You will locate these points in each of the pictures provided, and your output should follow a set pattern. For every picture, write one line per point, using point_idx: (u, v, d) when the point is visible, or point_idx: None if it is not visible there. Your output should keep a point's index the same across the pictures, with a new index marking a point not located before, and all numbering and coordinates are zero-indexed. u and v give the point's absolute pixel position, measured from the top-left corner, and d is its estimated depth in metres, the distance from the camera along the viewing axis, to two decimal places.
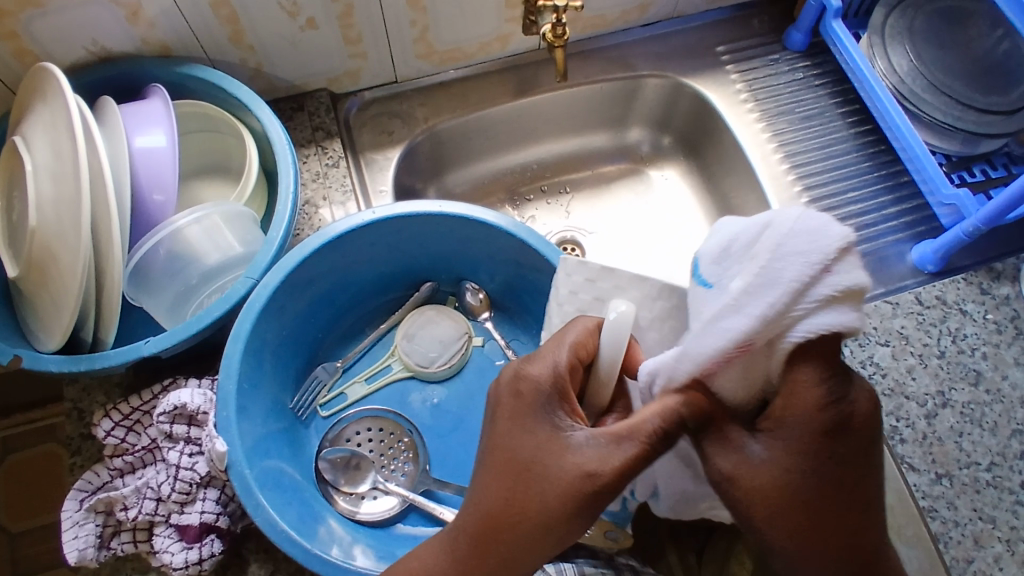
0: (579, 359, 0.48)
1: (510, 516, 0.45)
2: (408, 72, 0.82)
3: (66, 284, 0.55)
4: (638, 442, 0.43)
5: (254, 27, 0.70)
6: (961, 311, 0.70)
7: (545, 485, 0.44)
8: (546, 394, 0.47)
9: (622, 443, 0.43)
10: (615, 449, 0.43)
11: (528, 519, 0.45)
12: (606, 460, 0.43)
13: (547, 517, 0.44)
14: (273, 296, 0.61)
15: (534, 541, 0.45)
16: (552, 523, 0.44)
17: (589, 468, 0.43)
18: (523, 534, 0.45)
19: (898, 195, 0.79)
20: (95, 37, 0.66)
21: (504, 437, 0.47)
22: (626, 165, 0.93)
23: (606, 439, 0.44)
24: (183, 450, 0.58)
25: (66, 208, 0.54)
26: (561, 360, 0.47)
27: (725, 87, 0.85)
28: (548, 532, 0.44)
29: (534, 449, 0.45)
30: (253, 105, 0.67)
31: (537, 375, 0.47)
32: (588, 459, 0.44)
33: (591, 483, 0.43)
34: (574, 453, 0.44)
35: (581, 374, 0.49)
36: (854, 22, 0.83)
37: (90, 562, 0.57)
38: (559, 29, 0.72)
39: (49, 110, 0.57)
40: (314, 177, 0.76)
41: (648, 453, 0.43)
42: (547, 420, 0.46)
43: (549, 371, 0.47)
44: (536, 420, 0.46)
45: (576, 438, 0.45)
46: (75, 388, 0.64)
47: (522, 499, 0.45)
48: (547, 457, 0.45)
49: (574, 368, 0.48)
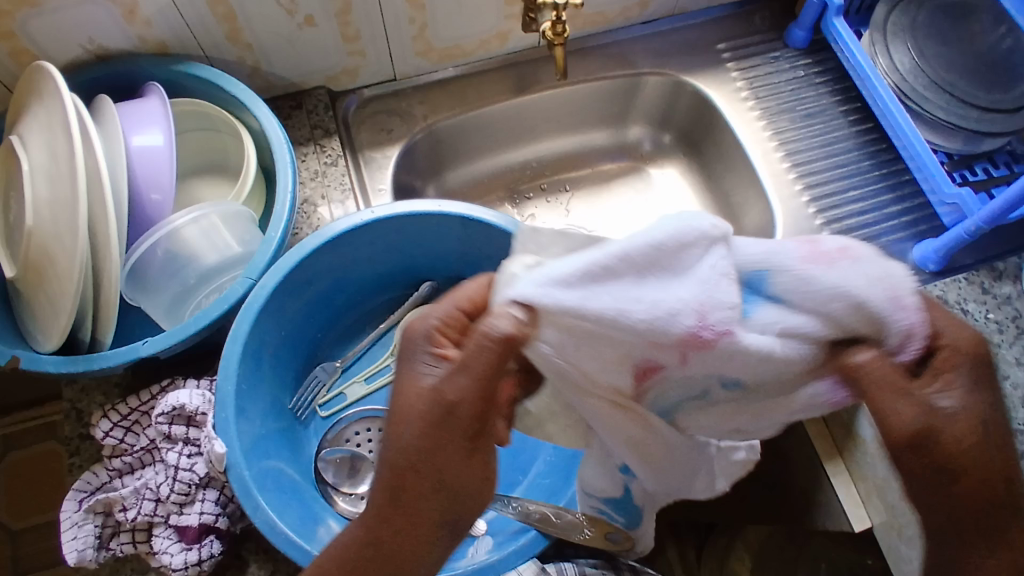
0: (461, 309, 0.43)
1: (404, 479, 0.42)
2: (407, 70, 0.81)
3: (64, 285, 0.54)
4: (491, 356, 0.39)
5: (252, 25, 0.69)
6: (962, 310, 0.69)
7: (412, 428, 0.41)
8: (416, 343, 0.43)
9: (480, 362, 0.39)
10: (470, 372, 0.40)
11: (421, 476, 0.41)
12: (460, 380, 0.40)
13: (436, 462, 0.41)
14: (272, 296, 0.61)
15: (431, 496, 0.42)
16: (441, 464, 0.41)
17: (443, 393, 0.40)
18: (416, 489, 0.42)
19: (899, 193, 0.78)
20: (92, 35, 0.65)
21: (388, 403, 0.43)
22: (627, 163, 0.93)
23: (462, 367, 0.40)
24: (182, 451, 0.58)
25: (63, 209, 0.54)
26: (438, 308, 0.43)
27: (726, 84, 0.84)
28: (440, 478, 0.41)
29: (395, 392, 0.43)
30: (251, 103, 0.66)
31: (415, 325, 0.43)
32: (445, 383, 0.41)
33: (448, 407, 0.40)
34: (427, 387, 0.41)
35: (465, 330, 0.44)
36: (855, 20, 0.83)
37: (89, 563, 0.57)
38: (559, 26, 0.71)
39: (46, 109, 0.57)
40: (312, 176, 0.75)
41: (499, 357, 0.39)
42: (411, 367, 0.42)
43: (421, 321, 0.43)
44: (405, 372, 0.43)
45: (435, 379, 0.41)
46: (74, 388, 0.64)
47: (403, 465, 0.41)
48: (410, 398, 0.41)
49: (455, 319, 0.43)
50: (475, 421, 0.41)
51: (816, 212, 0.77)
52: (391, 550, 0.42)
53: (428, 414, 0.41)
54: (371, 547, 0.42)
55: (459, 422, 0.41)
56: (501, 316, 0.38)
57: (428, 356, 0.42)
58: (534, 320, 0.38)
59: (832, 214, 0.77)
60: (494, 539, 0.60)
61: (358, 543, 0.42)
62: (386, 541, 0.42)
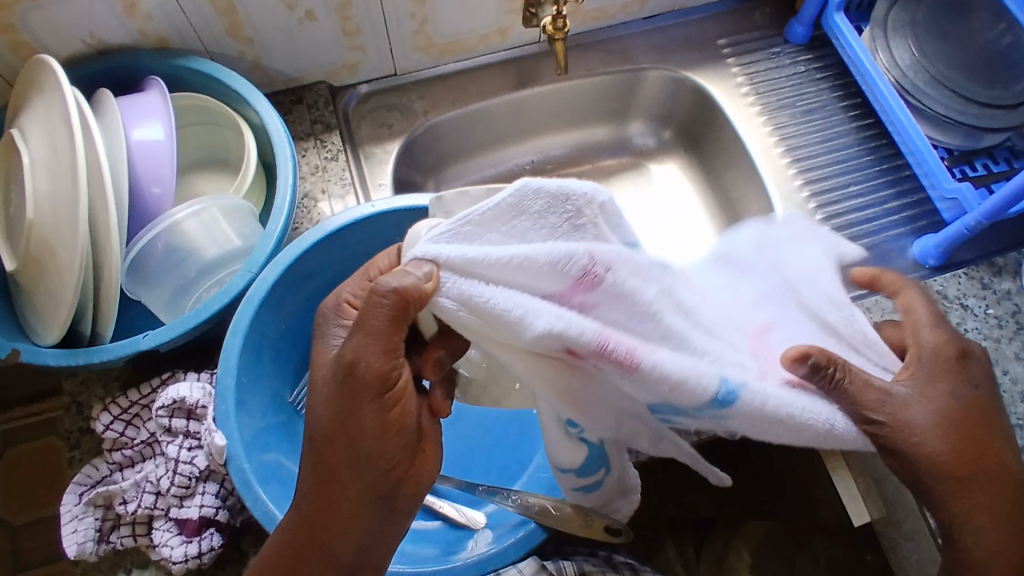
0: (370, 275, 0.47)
1: (323, 450, 0.45)
2: (407, 65, 0.81)
3: (64, 278, 0.55)
4: (375, 306, 0.41)
5: (252, 20, 0.69)
6: (962, 306, 0.70)
7: (324, 401, 0.44)
8: (328, 316, 0.47)
9: (370, 321, 0.41)
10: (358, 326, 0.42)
11: (337, 446, 0.44)
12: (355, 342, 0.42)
13: (347, 435, 0.44)
14: (272, 290, 0.61)
15: (350, 464, 0.44)
16: (353, 437, 0.43)
17: (340, 357, 0.43)
18: (335, 459, 0.45)
19: (899, 189, 0.78)
20: (92, 29, 0.65)
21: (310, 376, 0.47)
22: (627, 159, 0.93)
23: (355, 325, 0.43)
24: (182, 444, 0.58)
25: (63, 202, 0.54)
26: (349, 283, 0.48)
27: (726, 80, 0.84)
28: (353, 449, 0.44)
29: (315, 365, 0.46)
30: (251, 98, 0.66)
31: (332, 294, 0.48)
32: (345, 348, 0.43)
33: (349, 373, 0.42)
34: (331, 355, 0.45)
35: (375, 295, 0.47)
36: (856, 16, 0.83)
37: (89, 556, 0.57)
38: (559, 21, 0.71)
39: (46, 102, 0.57)
40: (313, 171, 0.75)
41: (392, 316, 0.41)
42: (324, 340, 0.46)
43: (335, 295, 0.48)
44: (324, 340, 0.46)
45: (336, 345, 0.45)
46: (74, 381, 0.64)
47: (324, 440, 0.45)
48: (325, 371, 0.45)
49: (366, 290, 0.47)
50: (375, 391, 0.43)
51: (815, 207, 0.77)
52: (323, 514, 0.46)
53: (335, 390, 0.43)
54: (309, 509, 0.46)
55: (364, 394, 0.43)
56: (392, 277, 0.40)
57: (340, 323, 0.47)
58: (434, 275, 0.40)
59: (831, 210, 0.77)
60: (493, 532, 0.60)
61: (299, 510, 0.47)
62: (320, 508, 0.46)
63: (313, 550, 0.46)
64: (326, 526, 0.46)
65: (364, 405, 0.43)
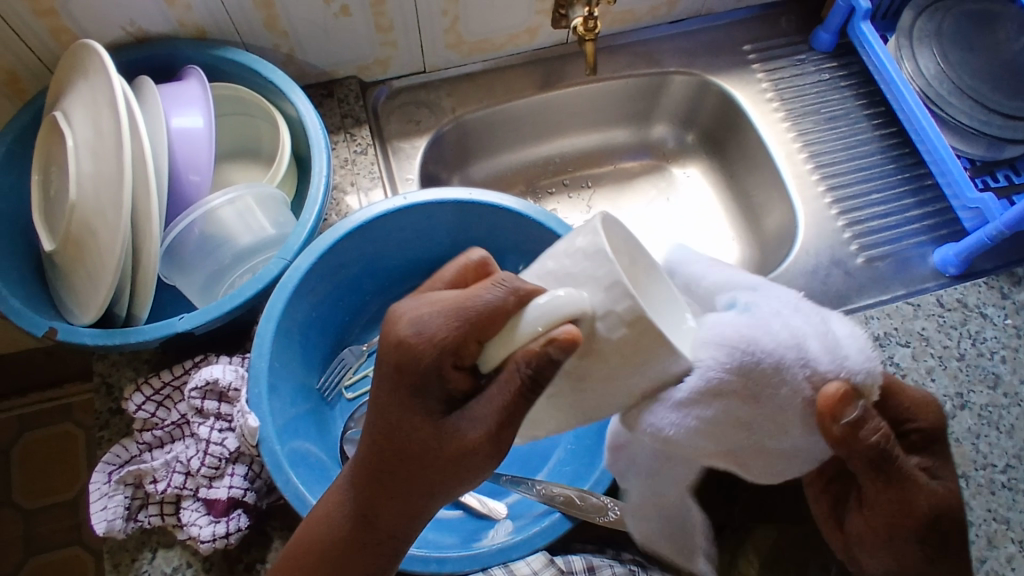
0: (476, 337, 0.39)
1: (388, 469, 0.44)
2: (436, 62, 0.82)
3: (105, 259, 0.56)
4: (512, 395, 0.39)
5: (289, 13, 0.70)
6: (982, 314, 0.70)
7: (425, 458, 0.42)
8: (426, 374, 0.40)
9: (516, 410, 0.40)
10: (494, 416, 0.40)
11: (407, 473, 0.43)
12: (487, 424, 0.40)
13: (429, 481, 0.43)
14: (305, 278, 0.62)
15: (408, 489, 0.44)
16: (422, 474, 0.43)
17: (466, 438, 0.41)
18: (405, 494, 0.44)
19: (922, 198, 0.79)
20: (133, 17, 0.67)
21: (384, 415, 0.42)
22: (649, 161, 0.93)
23: (486, 408, 0.40)
24: (213, 425, 0.60)
25: (107, 185, 0.55)
26: (449, 337, 0.39)
27: (751, 85, 0.85)
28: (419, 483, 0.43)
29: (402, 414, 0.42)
30: (289, 90, 0.68)
31: (416, 352, 0.40)
32: (469, 425, 0.41)
33: (465, 450, 0.41)
34: (452, 426, 0.41)
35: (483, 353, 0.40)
36: (882, 24, 0.84)
37: (118, 533, 0.58)
38: (590, 22, 0.72)
39: (91, 87, 0.58)
40: (342, 164, 0.77)
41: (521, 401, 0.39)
42: (426, 402, 0.41)
43: (432, 349, 0.39)
44: (420, 396, 0.41)
45: (455, 417, 0.41)
46: (105, 362, 0.66)
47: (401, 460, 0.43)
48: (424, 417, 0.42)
49: (466, 346, 0.40)
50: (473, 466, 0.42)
51: (838, 214, 0.78)
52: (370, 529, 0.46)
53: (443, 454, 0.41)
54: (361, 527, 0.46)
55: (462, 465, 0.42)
56: (548, 364, 0.38)
57: (428, 385, 0.41)
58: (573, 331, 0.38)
59: (853, 216, 0.78)
60: (514, 522, 0.61)
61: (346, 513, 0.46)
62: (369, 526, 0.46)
63: (355, 563, 0.46)
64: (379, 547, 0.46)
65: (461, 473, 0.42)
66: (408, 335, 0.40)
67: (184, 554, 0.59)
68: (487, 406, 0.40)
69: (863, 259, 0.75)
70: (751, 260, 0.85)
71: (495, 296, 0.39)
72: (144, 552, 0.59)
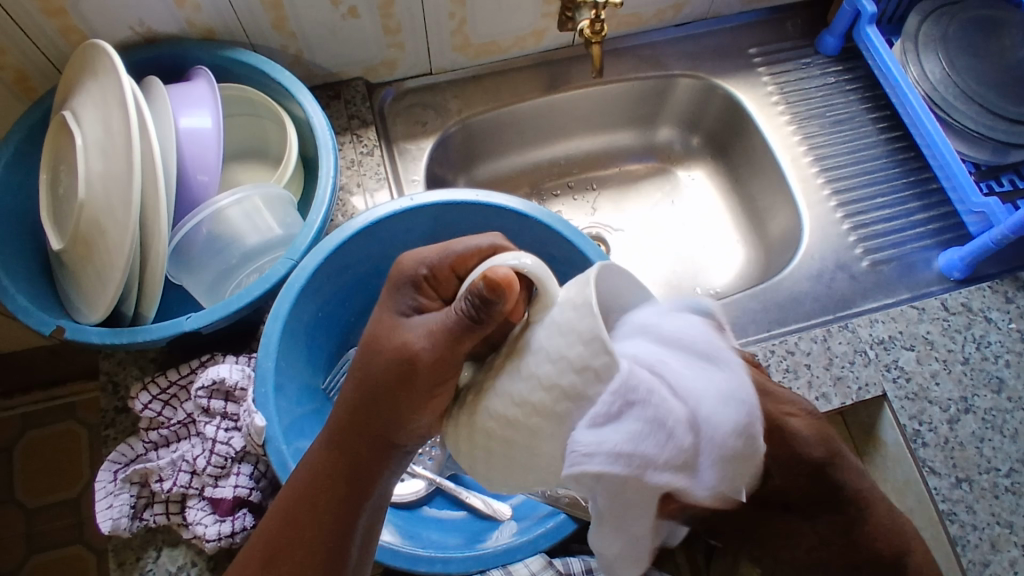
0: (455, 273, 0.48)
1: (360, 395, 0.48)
2: (443, 64, 0.82)
3: (114, 258, 0.56)
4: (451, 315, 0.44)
5: (297, 14, 0.71)
6: (986, 318, 0.70)
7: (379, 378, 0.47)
8: (406, 287, 0.49)
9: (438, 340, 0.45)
10: (435, 329, 0.45)
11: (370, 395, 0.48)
12: (427, 336, 0.45)
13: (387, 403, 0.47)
14: (311, 278, 0.62)
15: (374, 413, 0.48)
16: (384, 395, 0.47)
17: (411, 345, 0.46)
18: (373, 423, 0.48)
19: (927, 202, 0.79)
20: (142, 18, 0.67)
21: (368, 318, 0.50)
22: (654, 164, 0.94)
23: (433, 320, 0.46)
24: (219, 424, 0.60)
25: (116, 184, 0.56)
26: (433, 258, 0.48)
27: (757, 89, 0.85)
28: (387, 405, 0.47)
29: (373, 326, 0.49)
30: (297, 92, 0.68)
31: (404, 267, 0.49)
32: (414, 336, 0.46)
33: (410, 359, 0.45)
34: (406, 330, 0.47)
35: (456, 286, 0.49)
36: (888, 29, 0.84)
37: (123, 532, 0.58)
38: (597, 25, 0.73)
39: (100, 86, 0.58)
40: (349, 165, 0.77)
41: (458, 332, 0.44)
42: (398, 308, 0.49)
43: (416, 264, 0.49)
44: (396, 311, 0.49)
45: (411, 322, 0.48)
46: (111, 361, 0.66)
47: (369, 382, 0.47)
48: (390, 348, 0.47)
49: (442, 275, 0.48)
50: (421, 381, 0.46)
51: (843, 217, 0.78)
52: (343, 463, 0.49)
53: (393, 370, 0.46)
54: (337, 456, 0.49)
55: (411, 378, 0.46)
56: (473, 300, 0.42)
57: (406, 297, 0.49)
58: (512, 279, 0.40)
59: (858, 220, 0.78)
60: (517, 524, 0.61)
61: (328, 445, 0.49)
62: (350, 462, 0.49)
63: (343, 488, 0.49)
64: (348, 478, 0.49)
65: (405, 391, 0.46)
66: (405, 259, 0.50)
67: (188, 553, 0.59)
68: (427, 323, 0.46)
69: (868, 263, 0.75)
70: (755, 264, 0.85)
71: (477, 244, 0.49)
72: (149, 551, 0.59)
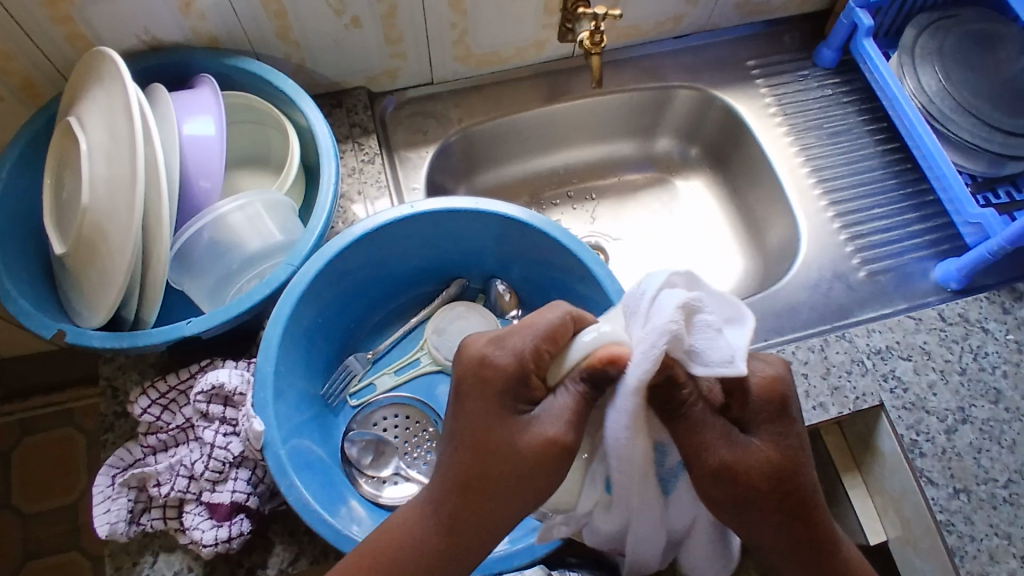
0: (551, 353, 0.46)
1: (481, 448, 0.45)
2: (444, 74, 0.83)
3: (116, 261, 0.56)
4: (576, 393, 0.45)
5: (301, 23, 0.71)
6: (983, 328, 0.71)
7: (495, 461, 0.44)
8: (509, 384, 0.45)
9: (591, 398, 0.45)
10: (570, 412, 0.45)
11: (488, 452, 0.45)
12: (566, 425, 0.44)
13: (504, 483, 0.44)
14: (312, 284, 0.62)
15: (501, 471, 0.44)
16: (504, 456, 0.44)
17: (552, 433, 0.44)
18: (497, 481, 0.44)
19: (923, 213, 0.80)
20: (147, 26, 0.68)
21: (472, 420, 0.45)
22: (653, 174, 0.94)
23: (559, 405, 0.45)
24: (218, 429, 0.60)
25: (120, 188, 0.56)
26: (526, 343, 0.46)
27: (755, 100, 0.86)
28: (507, 464, 0.44)
29: (472, 388, 0.46)
30: (298, 100, 0.69)
31: (497, 364, 0.46)
32: (550, 426, 0.44)
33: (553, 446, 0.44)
34: (535, 421, 0.45)
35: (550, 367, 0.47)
36: (885, 41, 0.85)
37: (121, 536, 0.58)
38: (597, 36, 0.73)
39: (106, 92, 0.59)
40: (350, 172, 0.78)
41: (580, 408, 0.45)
42: (509, 409, 0.45)
43: (509, 357, 0.46)
44: (502, 406, 0.45)
45: (537, 413, 0.45)
46: (110, 366, 0.66)
47: (487, 447, 0.45)
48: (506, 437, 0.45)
49: (540, 356, 0.46)
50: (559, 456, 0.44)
51: (840, 227, 0.79)
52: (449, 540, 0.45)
53: (519, 456, 0.44)
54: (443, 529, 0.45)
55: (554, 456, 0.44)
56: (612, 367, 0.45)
57: (513, 388, 0.46)
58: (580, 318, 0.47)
59: (855, 230, 0.78)
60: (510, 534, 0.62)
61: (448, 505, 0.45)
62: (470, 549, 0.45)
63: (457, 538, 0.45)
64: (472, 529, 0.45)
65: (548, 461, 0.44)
66: (495, 357, 0.46)
67: (185, 559, 0.59)
68: (557, 408, 0.45)
69: (865, 273, 0.76)
70: (753, 275, 0.86)
71: (556, 317, 0.47)
72: (145, 556, 0.59)
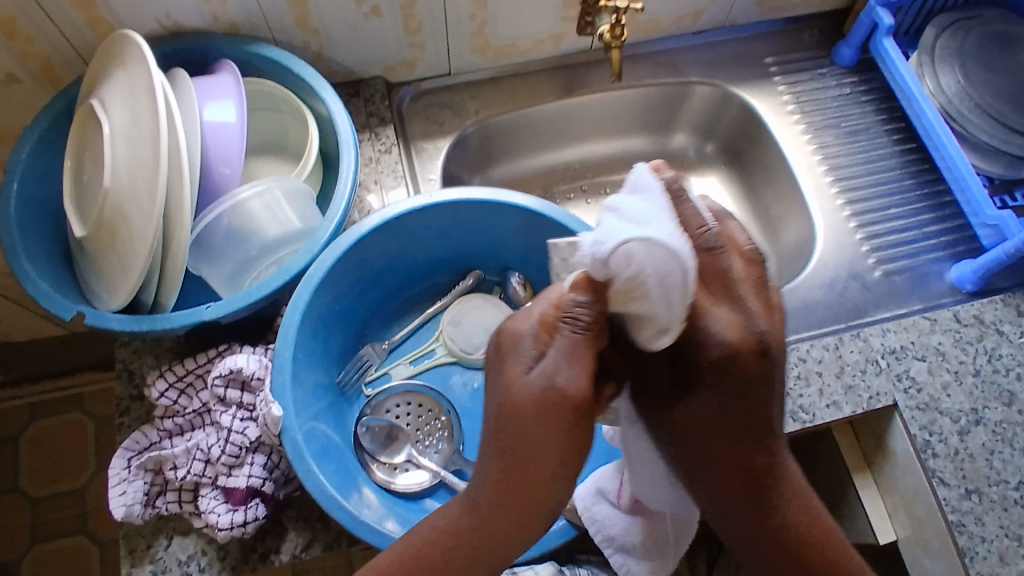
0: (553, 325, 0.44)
1: (513, 441, 0.43)
2: (461, 65, 0.83)
3: (137, 245, 0.57)
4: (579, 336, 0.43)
5: (321, 12, 0.71)
6: (998, 331, 0.71)
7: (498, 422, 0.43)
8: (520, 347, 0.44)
9: (577, 351, 0.42)
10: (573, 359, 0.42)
11: (520, 440, 0.42)
12: (576, 373, 0.42)
13: (537, 468, 0.43)
14: (330, 270, 0.63)
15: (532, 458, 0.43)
16: (535, 441, 0.42)
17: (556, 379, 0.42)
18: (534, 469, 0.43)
19: (939, 214, 0.79)
20: (168, 11, 0.68)
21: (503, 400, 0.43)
22: (668, 169, 0.94)
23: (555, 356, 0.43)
24: (235, 414, 0.60)
25: (143, 172, 0.56)
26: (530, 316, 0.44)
27: (773, 97, 0.86)
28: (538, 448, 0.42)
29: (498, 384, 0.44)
30: (319, 88, 0.68)
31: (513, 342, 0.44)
32: (563, 376, 0.42)
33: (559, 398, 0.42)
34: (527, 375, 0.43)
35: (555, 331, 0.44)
36: (904, 41, 0.85)
37: (136, 519, 0.58)
38: (617, 29, 0.73)
39: (129, 75, 0.59)
40: (367, 162, 0.78)
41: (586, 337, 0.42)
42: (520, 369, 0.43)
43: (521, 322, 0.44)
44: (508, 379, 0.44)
45: (531, 370, 0.43)
46: (127, 349, 0.66)
47: (522, 438, 0.42)
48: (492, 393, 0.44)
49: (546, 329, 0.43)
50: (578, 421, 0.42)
51: (856, 227, 0.78)
52: (531, 488, 0.43)
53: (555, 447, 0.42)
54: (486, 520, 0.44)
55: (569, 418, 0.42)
56: (575, 307, 0.42)
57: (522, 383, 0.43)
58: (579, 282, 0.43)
59: (871, 230, 0.78)
60: None
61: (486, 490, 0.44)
62: (568, 422, 0.42)
63: (498, 525, 0.44)
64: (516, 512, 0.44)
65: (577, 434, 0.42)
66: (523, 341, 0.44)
67: (199, 542, 0.59)
68: (555, 365, 0.43)
69: (880, 273, 0.76)
70: (768, 272, 0.86)
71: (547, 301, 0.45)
72: (159, 539, 0.59)
